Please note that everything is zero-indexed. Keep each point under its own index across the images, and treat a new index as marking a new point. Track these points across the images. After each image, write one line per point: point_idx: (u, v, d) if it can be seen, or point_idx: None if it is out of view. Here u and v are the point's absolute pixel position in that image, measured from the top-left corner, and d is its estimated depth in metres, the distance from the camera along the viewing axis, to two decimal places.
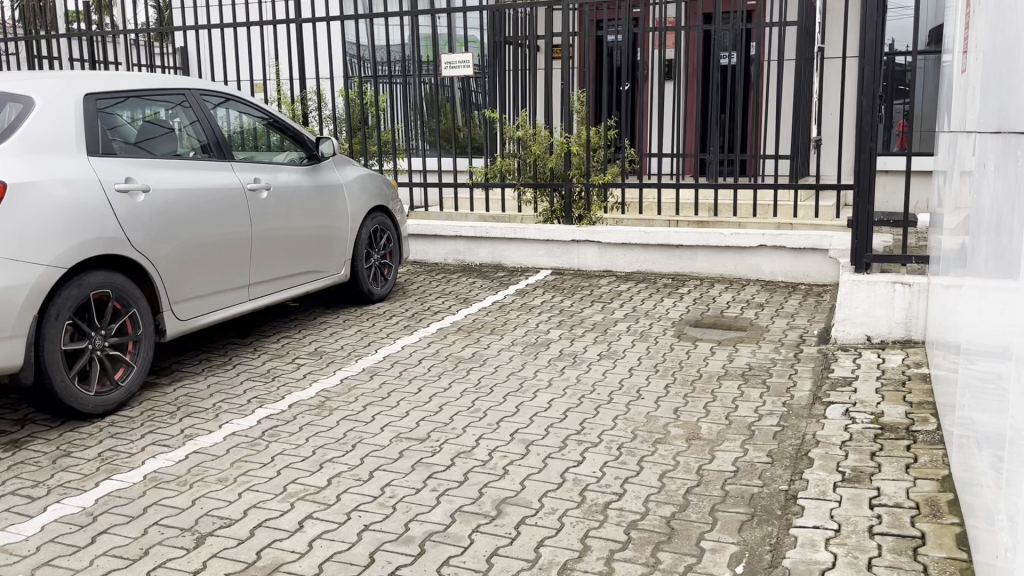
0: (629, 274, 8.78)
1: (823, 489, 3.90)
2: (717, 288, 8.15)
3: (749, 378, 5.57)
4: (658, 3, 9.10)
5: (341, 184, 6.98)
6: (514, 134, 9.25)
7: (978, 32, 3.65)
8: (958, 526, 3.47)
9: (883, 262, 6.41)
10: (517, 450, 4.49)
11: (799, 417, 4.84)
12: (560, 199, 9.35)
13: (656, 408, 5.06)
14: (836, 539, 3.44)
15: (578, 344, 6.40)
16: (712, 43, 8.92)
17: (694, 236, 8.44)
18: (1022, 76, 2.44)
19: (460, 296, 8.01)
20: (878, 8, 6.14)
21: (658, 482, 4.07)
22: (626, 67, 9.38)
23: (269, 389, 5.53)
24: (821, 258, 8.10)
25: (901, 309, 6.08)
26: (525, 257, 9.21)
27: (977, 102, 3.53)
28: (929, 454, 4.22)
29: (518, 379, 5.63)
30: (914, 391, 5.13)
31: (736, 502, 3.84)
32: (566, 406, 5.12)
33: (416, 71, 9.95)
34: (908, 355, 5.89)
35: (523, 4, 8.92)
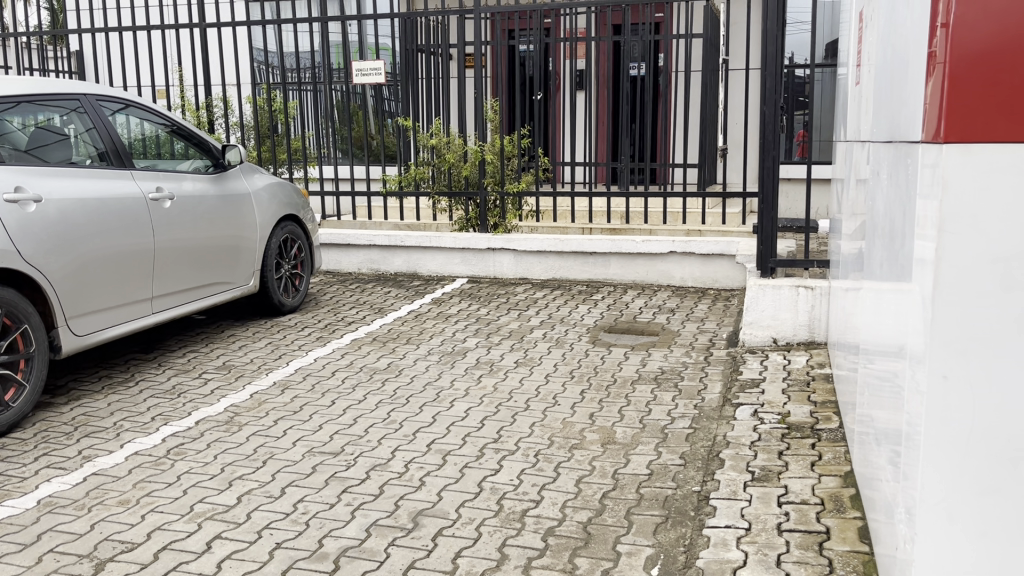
0: (544, 282, 8.85)
1: (734, 488, 3.99)
2: (631, 294, 8.28)
3: (661, 382, 5.68)
4: (568, 13, 9.17)
5: (248, 194, 6.80)
6: (428, 142, 9.20)
7: (871, 46, 3.80)
8: (860, 520, 3.60)
9: (787, 266, 6.64)
10: (434, 461, 4.45)
11: (709, 419, 4.96)
12: (475, 207, 9.34)
13: (572, 414, 5.10)
14: (746, 537, 3.52)
15: (494, 352, 6.40)
16: (622, 54, 9.02)
17: (608, 243, 8.55)
18: (912, 87, 2.54)
19: (375, 306, 7.91)
20: (777, 21, 6.33)
21: (574, 488, 4.10)
22: (538, 76, 9.43)
23: (175, 406, 5.33)
24: (728, 263, 8.32)
25: (804, 311, 6.30)
26: (440, 265, 9.17)
27: (871, 111, 3.68)
28: (833, 452, 4.37)
29: (435, 389, 5.58)
30: (818, 391, 5.32)
31: (651, 505, 3.89)
32: (483, 415, 5.10)
33: (327, 78, 9.79)
34: (812, 356, 6.11)
35: (435, 12, 8.87)
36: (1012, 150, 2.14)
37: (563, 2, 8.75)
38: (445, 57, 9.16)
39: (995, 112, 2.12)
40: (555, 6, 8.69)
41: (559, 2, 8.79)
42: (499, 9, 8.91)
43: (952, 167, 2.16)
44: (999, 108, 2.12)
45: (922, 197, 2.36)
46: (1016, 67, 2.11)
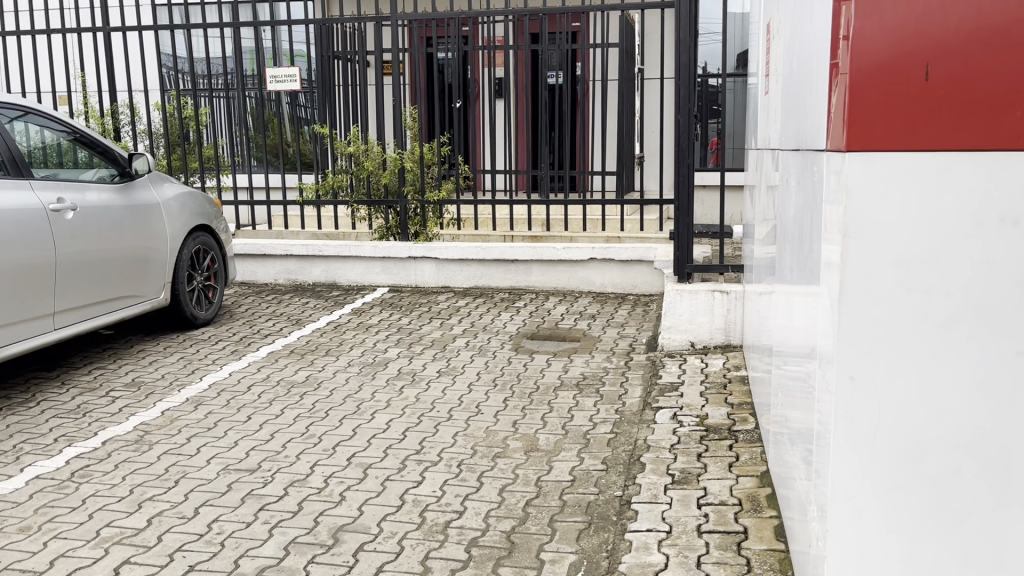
0: (466, 290, 8.82)
1: (654, 492, 4.04)
2: (552, 300, 8.33)
3: (583, 388, 5.71)
4: (486, 22, 9.16)
5: (157, 204, 6.57)
6: (346, 149, 9.07)
7: (778, 56, 3.91)
8: (776, 518, 3.68)
9: (703, 271, 6.78)
10: (355, 475, 4.36)
11: (630, 423, 5.01)
12: (395, 216, 9.25)
13: (495, 422, 5.08)
14: (667, 540, 3.57)
15: (416, 362, 6.33)
16: (540, 63, 9.07)
17: (528, 251, 8.59)
18: (819, 96, 2.59)
19: (293, 318, 7.74)
20: (691, 31, 6.47)
21: (498, 497, 4.08)
22: (457, 84, 9.38)
23: (81, 426, 5.09)
24: (647, 269, 8.44)
25: (720, 315, 6.43)
26: (360, 275, 9.06)
27: (779, 120, 3.78)
28: (749, 452, 4.47)
29: (355, 401, 5.48)
30: (734, 393, 5.44)
31: (574, 511, 3.91)
32: (405, 426, 5.04)
33: (239, 85, 9.54)
34: (728, 358, 6.25)
35: (350, 18, 8.75)
36: (915, 157, 2.15)
37: (480, 11, 8.76)
38: (362, 64, 9.05)
39: (895, 122, 2.14)
40: (473, 14, 8.67)
41: (477, 10, 8.79)
42: (417, 16, 8.84)
43: (855, 174, 2.18)
44: (900, 114, 2.13)
45: (829, 202, 2.40)
46: (916, 74, 2.13)
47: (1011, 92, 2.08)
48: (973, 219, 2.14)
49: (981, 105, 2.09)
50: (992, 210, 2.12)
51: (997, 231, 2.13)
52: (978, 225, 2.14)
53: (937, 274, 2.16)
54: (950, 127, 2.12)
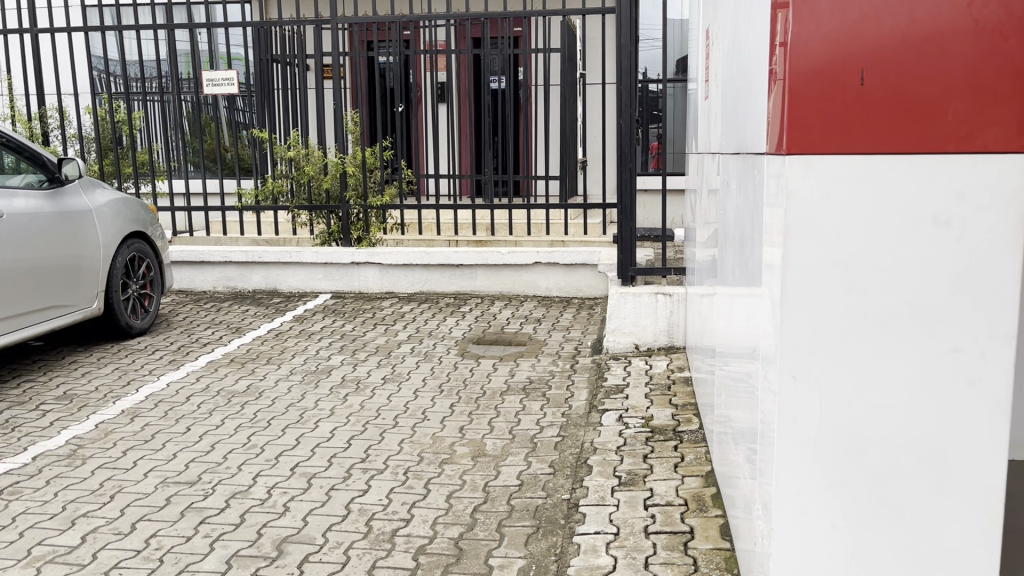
0: (411, 295, 8.75)
1: (602, 494, 4.05)
2: (497, 305, 8.32)
3: (530, 392, 5.71)
4: (427, 26, 9.10)
5: (89, 210, 6.37)
6: (286, 154, 8.92)
7: (717, 62, 3.97)
8: (720, 517, 3.73)
9: (646, 274, 6.86)
10: (299, 485, 4.28)
11: (577, 427, 5.03)
12: (337, 221, 9.14)
13: (442, 428, 5.04)
14: (615, 542, 3.57)
15: (361, 369, 6.25)
16: (482, 67, 9.05)
17: (473, 255, 8.56)
18: (758, 101, 2.63)
19: (232, 326, 7.58)
20: (631, 37, 6.53)
21: (445, 504, 4.04)
22: (399, 88, 9.29)
23: (9, 442, 4.89)
24: (591, 273, 8.48)
25: (663, 317, 6.50)
26: (302, 281, 8.92)
27: (719, 125, 3.84)
28: (694, 453, 4.52)
29: (298, 410, 5.38)
30: (678, 394, 5.50)
31: (522, 516, 3.90)
32: (350, 434, 4.97)
33: (174, 89, 9.30)
34: (672, 360, 6.32)
35: (289, 21, 8.60)
36: (854, 160, 2.19)
37: (421, 15, 8.71)
38: (301, 67, 8.90)
39: (833, 128, 2.18)
40: (414, 18, 8.61)
41: (419, 14, 8.73)
42: (357, 19, 8.73)
43: (793, 178, 2.22)
44: (835, 119, 2.18)
45: (769, 206, 2.44)
46: (852, 79, 2.18)
47: (944, 96, 2.13)
48: (908, 220, 2.18)
49: (915, 110, 2.14)
50: (926, 210, 2.17)
51: (931, 232, 2.17)
52: (913, 226, 2.18)
53: (874, 274, 2.21)
54: (887, 132, 2.17)
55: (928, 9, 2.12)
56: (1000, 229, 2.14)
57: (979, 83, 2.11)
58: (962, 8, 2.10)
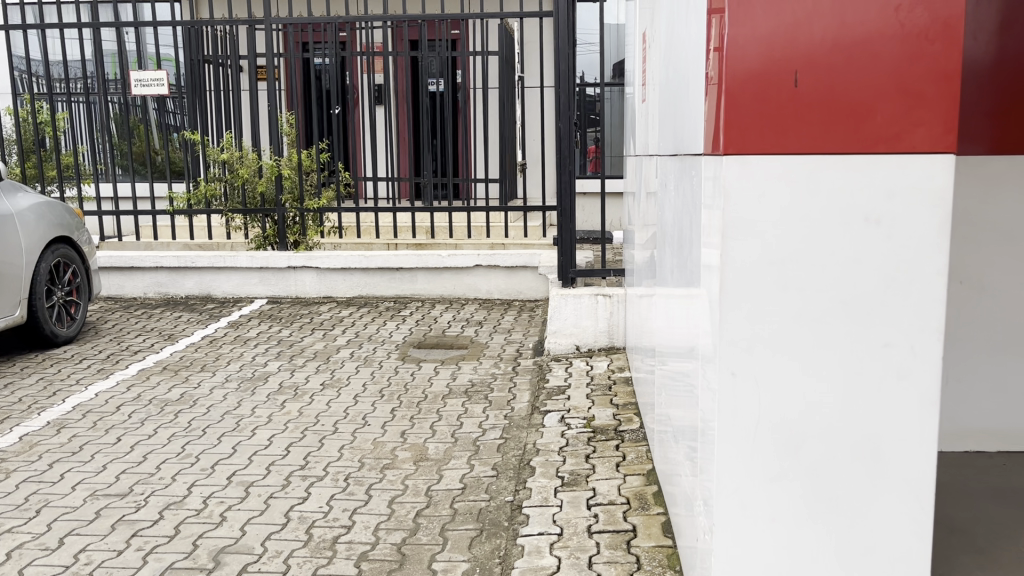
0: (349, 299, 8.64)
1: (545, 495, 4.05)
2: (438, 308, 8.27)
3: (472, 395, 5.69)
4: (363, 27, 8.99)
5: (11, 215, 6.12)
6: (219, 157, 8.73)
7: (654, 65, 4.02)
8: (662, 514, 3.76)
9: (586, 276, 6.90)
10: (236, 494, 4.18)
11: (519, 428, 5.02)
12: (272, 224, 8.98)
13: (383, 433, 4.98)
14: (559, 543, 3.57)
15: (299, 375, 6.14)
16: (419, 69, 8.97)
17: (413, 258, 8.50)
18: (695, 101, 2.66)
19: (165, 333, 7.37)
20: (568, 41, 6.57)
21: (388, 509, 3.99)
22: (335, 90, 9.15)
23: None
24: (532, 275, 8.50)
25: (604, 318, 6.54)
26: (237, 286, 8.73)
27: (656, 127, 3.89)
28: (635, 451, 4.56)
29: (234, 417, 5.26)
30: (619, 394, 5.55)
31: (465, 519, 3.87)
32: (289, 441, 4.87)
33: (100, 89, 9.00)
34: (612, 360, 6.37)
35: (220, 21, 8.41)
36: (788, 159, 2.23)
37: (357, 16, 8.60)
38: (234, 68, 8.71)
39: (767, 128, 2.22)
40: (351, 19, 8.50)
41: (355, 15, 8.61)
42: (292, 20, 8.57)
43: (730, 177, 2.25)
44: (769, 121, 2.22)
45: (707, 206, 2.46)
46: (786, 84, 2.22)
47: (874, 97, 2.19)
48: (840, 219, 2.23)
49: (845, 111, 2.20)
50: (857, 210, 2.22)
51: (862, 230, 2.22)
52: (845, 224, 2.23)
53: (809, 271, 2.25)
54: (818, 133, 2.21)
55: (857, 14, 2.17)
56: (927, 227, 2.21)
57: (906, 85, 2.18)
58: (890, 13, 2.16)
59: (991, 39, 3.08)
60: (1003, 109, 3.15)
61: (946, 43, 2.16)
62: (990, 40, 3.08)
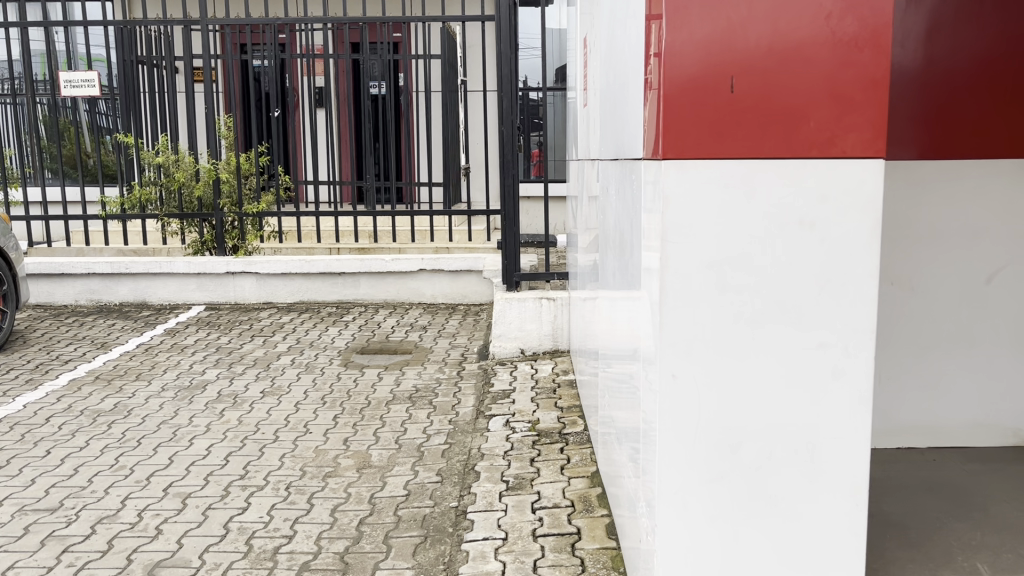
0: (290, 305, 8.52)
1: (490, 500, 4.04)
2: (381, 313, 8.20)
3: (416, 400, 5.65)
4: (303, 29, 8.86)
5: None
6: (154, 160, 8.52)
7: (595, 70, 4.06)
8: (606, 516, 3.78)
9: (530, 279, 6.91)
10: (172, 506, 4.07)
11: (464, 433, 5.00)
12: (210, 229, 8.80)
13: (325, 441, 4.91)
14: (503, 547, 3.56)
15: (238, 383, 6.01)
16: (361, 73, 8.87)
17: (355, 263, 8.41)
18: (635, 106, 2.68)
19: (97, 341, 7.16)
20: (510, 45, 6.57)
21: (330, 518, 3.93)
22: (274, 92, 9.00)
23: None
24: (476, 279, 8.47)
25: (548, 321, 6.56)
26: (174, 292, 8.53)
27: (598, 131, 3.93)
28: (579, 454, 4.58)
29: (171, 427, 5.12)
30: (563, 396, 5.57)
31: (409, 526, 3.83)
32: (228, 451, 4.77)
33: (27, 90, 8.71)
34: (556, 363, 6.39)
35: (155, 21, 8.21)
36: (725, 164, 2.26)
37: (296, 18, 8.46)
38: (169, 70, 8.51)
39: (705, 134, 2.25)
40: (290, 20, 8.37)
41: (294, 16, 8.48)
42: (229, 21, 8.40)
43: (669, 182, 2.27)
44: (707, 126, 2.25)
45: (647, 211, 2.49)
46: (722, 90, 2.25)
47: (806, 104, 2.23)
48: (775, 223, 2.27)
49: (779, 117, 2.24)
50: (791, 213, 2.26)
51: (797, 233, 2.27)
52: (780, 228, 2.27)
53: (746, 274, 2.29)
54: (753, 138, 2.25)
55: (790, 22, 2.21)
56: (859, 230, 2.26)
57: (838, 92, 2.23)
58: (821, 21, 2.21)
59: (918, 47, 3.24)
60: (931, 114, 3.27)
61: (875, 51, 2.22)
62: (917, 47, 3.24)
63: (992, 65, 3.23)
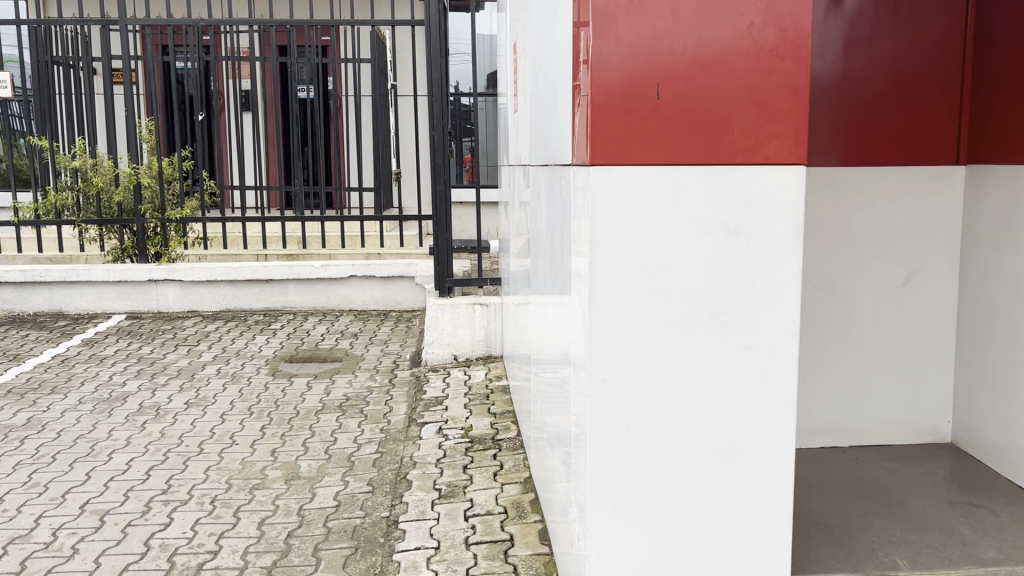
0: (216, 313, 8.31)
1: (422, 508, 3.99)
2: (311, 321, 8.06)
3: (346, 409, 5.56)
4: (227, 31, 8.64)
5: None
6: (70, 164, 8.21)
7: (524, 76, 4.08)
8: (539, 522, 3.78)
9: (462, 285, 6.87)
10: (90, 524, 3.91)
11: (396, 441, 4.94)
12: (131, 235, 8.52)
13: (252, 452, 4.79)
14: (436, 556, 3.52)
15: (161, 394, 5.82)
16: (288, 76, 8.69)
17: (284, 269, 8.24)
18: (564, 112, 2.69)
19: (9, 353, 6.85)
20: (440, 50, 6.50)
21: (257, 531, 3.83)
22: (198, 95, 8.74)
23: None
24: (409, 285, 8.38)
25: (481, 327, 6.53)
26: (93, 301, 8.24)
27: (527, 136, 3.94)
28: (512, 460, 4.56)
29: (88, 442, 4.92)
30: (496, 403, 5.55)
31: (339, 538, 3.76)
32: (149, 465, 4.60)
33: None
34: (489, 369, 6.37)
35: (71, 21, 7.91)
36: (652, 170, 2.27)
37: (220, 20, 8.23)
38: (87, 71, 8.20)
39: (631, 139, 2.27)
40: (214, 22, 8.14)
41: (218, 18, 8.25)
42: (150, 22, 8.13)
43: (598, 187, 2.28)
44: (634, 132, 2.26)
45: (577, 215, 2.49)
46: (648, 97, 2.27)
47: (730, 113, 2.27)
48: (702, 227, 2.29)
49: (703, 124, 2.27)
50: (717, 218, 2.29)
51: (722, 238, 2.30)
52: (706, 232, 2.30)
53: (673, 279, 2.31)
54: (679, 145, 2.27)
55: (713, 30, 2.25)
56: (782, 234, 2.30)
57: (760, 99, 2.27)
58: (743, 31, 2.25)
59: (836, 56, 3.35)
60: (849, 123, 3.38)
61: (795, 60, 2.26)
62: (836, 56, 3.35)
63: (903, 77, 3.37)
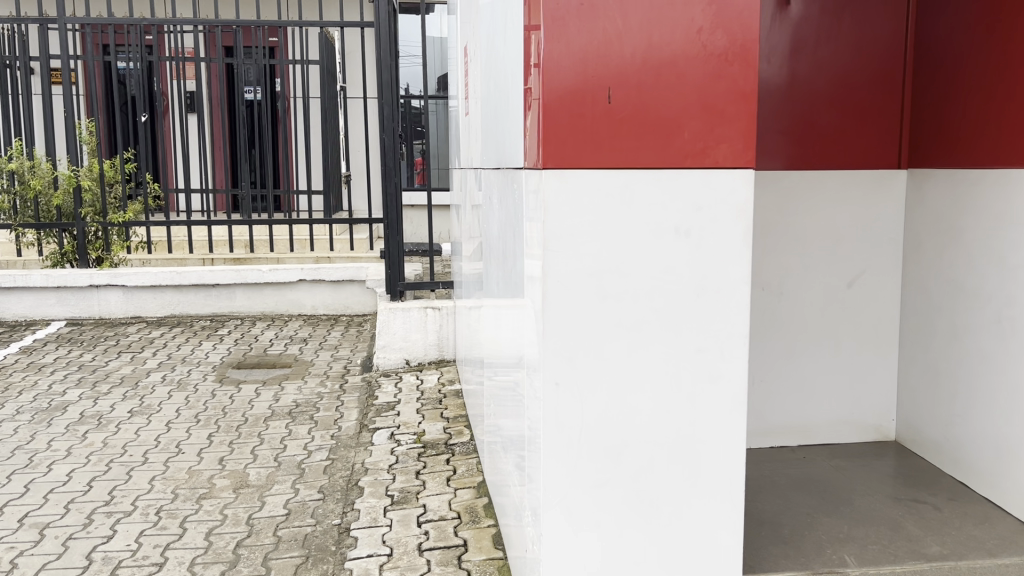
0: (160, 319, 8.12)
1: (374, 515, 3.94)
2: (259, 326, 7.92)
3: (296, 415, 5.47)
4: (171, 30, 8.44)
5: None
6: (6, 166, 7.94)
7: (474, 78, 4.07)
8: (492, 527, 3.76)
9: (414, 289, 6.82)
10: (28, 538, 3.77)
11: (347, 448, 4.88)
12: (71, 239, 8.28)
13: (199, 461, 4.68)
14: (388, 563, 3.48)
15: (103, 403, 5.66)
16: (235, 77, 8.53)
17: (231, 274, 8.09)
18: (516, 114, 2.68)
19: None
20: (390, 52, 6.43)
21: (204, 542, 3.74)
22: (141, 95, 8.53)
23: None
24: (359, 289, 8.30)
25: (433, 331, 6.49)
26: (31, 307, 7.99)
27: (478, 138, 3.92)
28: (465, 464, 4.54)
29: (27, 453, 4.76)
30: (449, 407, 5.52)
31: (290, 546, 3.69)
32: (91, 476, 4.47)
33: None
34: (442, 373, 6.33)
35: (7, 19, 7.65)
36: (604, 173, 2.28)
37: (164, 19, 8.04)
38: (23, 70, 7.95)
39: (583, 142, 2.27)
40: (157, 22, 7.95)
41: (161, 18, 8.05)
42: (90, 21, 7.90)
43: (551, 191, 2.27)
44: (585, 135, 2.27)
45: (530, 218, 2.48)
46: (599, 100, 2.27)
47: (680, 117, 2.28)
48: (653, 230, 2.30)
49: (654, 127, 2.28)
50: (668, 222, 2.31)
51: (674, 240, 2.31)
52: (658, 235, 2.31)
53: (625, 282, 2.32)
54: (629, 148, 2.28)
55: (663, 34, 2.26)
56: (732, 237, 2.33)
57: (709, 103, 2.29)
58: (693, 35, 2.27)
59: (783, 61, 3.41)
60: (795, 127, 3.45)
61: (743, 65, 2.28)
62: (782, 61, 3.41)
63: (846, 83, 3.44)
